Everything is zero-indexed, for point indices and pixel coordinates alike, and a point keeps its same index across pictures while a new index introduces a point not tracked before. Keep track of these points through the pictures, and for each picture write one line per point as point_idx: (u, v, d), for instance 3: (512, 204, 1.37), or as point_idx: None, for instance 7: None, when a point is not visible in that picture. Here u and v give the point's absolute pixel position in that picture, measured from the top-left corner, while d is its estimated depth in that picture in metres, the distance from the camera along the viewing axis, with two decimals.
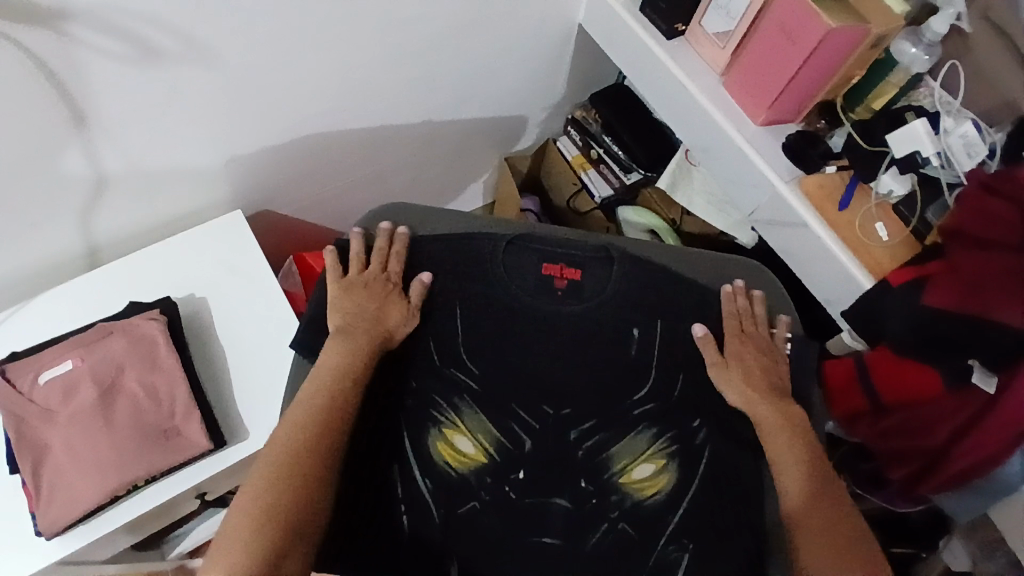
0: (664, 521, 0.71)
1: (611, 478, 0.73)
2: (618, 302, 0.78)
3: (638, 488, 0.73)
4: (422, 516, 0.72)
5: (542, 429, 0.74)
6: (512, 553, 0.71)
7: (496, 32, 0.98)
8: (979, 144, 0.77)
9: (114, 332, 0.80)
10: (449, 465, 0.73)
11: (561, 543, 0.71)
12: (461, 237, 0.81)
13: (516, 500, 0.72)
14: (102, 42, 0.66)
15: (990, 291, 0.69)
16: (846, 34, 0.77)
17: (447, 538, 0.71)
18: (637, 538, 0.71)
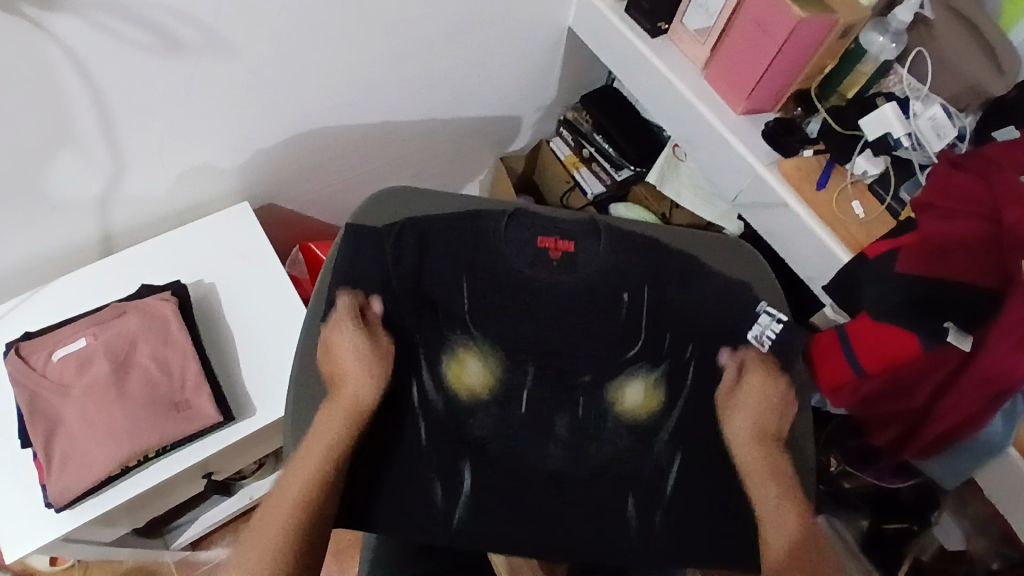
0: (659, 436, 0.77)
1: (608, 403, 0.78)
2: (614, 260, 0.81)
3: (633, 412, 0.77)
4: (434, 438, 0.75)
5: (544, 359, 0.79)
6: (515, 482, 0.75)
7: (490, 35, 1.04)
8: (948, 126, 0.82)
9: (128, 311, 0.85)
10: (459, 391, 0.77)
11: (566, 463, 0.76)
12: (466, 215, 0.82)
13: (518, 429, 0.77)
14: (126, 32, 0.72)
15: (958, 258, 0.73)
16: (816, 24, 0.82)
17: (457, 452, 0.75)
18: (631, 449, 0.77)
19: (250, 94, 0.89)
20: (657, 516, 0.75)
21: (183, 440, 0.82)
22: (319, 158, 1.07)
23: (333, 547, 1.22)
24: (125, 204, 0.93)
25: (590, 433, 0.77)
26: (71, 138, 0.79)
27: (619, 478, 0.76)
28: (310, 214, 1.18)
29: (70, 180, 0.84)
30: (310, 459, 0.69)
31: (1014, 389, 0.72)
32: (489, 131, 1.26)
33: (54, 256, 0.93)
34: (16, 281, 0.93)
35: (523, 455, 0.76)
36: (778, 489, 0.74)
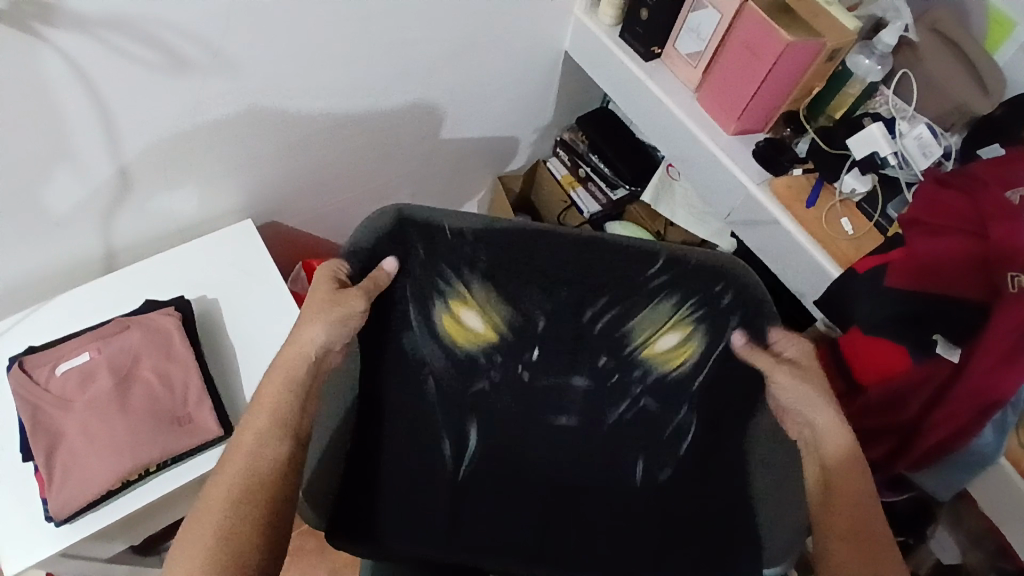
0: (687, 386, 0.77)
1: (634, 351, 0.78)
2: (627, 276, 0.78)
3: (662, 360, 0.77)
4: (447, 391, 0.75)
5: (557, 313, 0.78)
6: (529, 433, 0.76)
7: (488, 57, 1.07)
8: (933, 144, 0.86)
9: (131, 326, 0.86)
10: (456, 341, 0.77)
11: (578, 425, 0.76)
12: (443, 241, 0.77)
13: (529, 391, 0.77)
14: (135, 50, 0.74)
15: (946, 272, 0.76)
16: (803, 48, 0.85)
17: (467, 410, 0.75)
18: (659, 410, 0.77)
19: (255, 112, 0.91)
20: (665, 472, 0.75)
21: (183, 455, 0.83)
22: (321, 176, 1.09)
23: (329, 566, 1.21)
24: (129, 221, 0.95)
25: (604, 438, 0.76)
26: (78, 152, 0.81)
27: (648, 432, 0.76)
28: (311, 231, 1.20)
29: (76, 195, 0.86)
30: (260, 435, 0.65)
31: (1003, 400, 0.73)
32: (487, 151, 1.29)
33: (58, 271, 0.94)
34: (20, 296, 0.94)
35: (523, 455, 0.75)
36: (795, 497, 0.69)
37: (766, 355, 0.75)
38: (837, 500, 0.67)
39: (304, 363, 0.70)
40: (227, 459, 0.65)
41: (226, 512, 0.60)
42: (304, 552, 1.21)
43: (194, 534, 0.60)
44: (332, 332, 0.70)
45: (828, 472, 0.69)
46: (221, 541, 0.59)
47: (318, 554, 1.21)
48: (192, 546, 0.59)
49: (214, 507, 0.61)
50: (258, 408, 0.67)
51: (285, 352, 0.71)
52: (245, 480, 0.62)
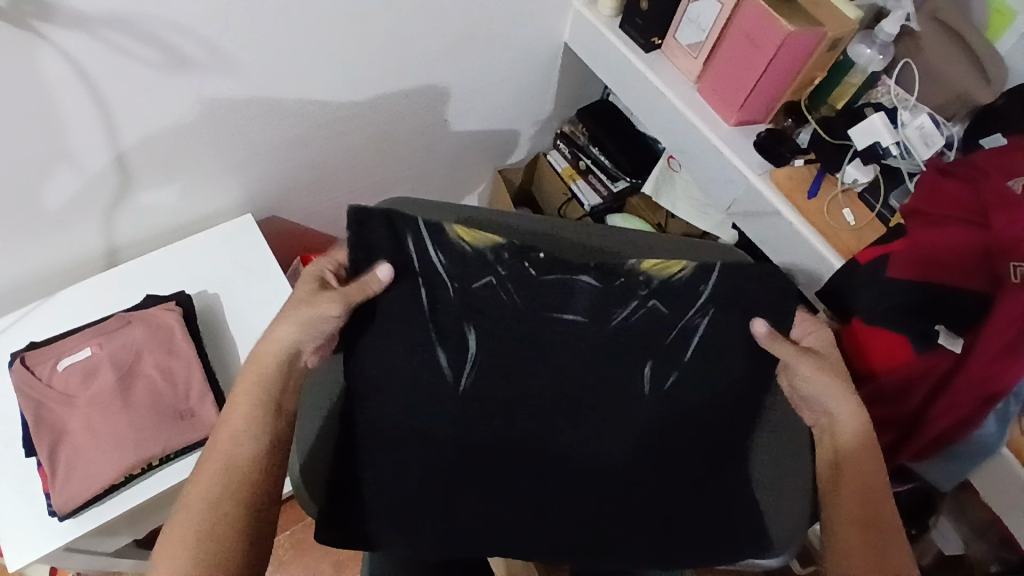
0: (697, 286, 0.69)
1: (631, 265, 0.70)
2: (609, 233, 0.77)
3: (662, 270, 0.69)
4: (440, 293, 0.69)
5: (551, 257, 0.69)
6: (526, 328, 0.69)
7: (488, 50, 1.07)
8: (935, 134, 0.85)
9: (132, 321, 0.86)
10: (462, 240, 0.69)
11: (585, 320, 0.69)
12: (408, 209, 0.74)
13: (536, 284, 0.69)
14: (133, 46, 0.74)
15: (947, 262, 0.76)
16: (804, 37, 0.85)
17: (463, 312, 0.69)
18: (667, 314, 0.69)
19: (256, 107, 0.91)
20: (670, 378, 0.70)
21: (185, 449, 0.83)
22: (322, 171, 1.09)
23: (333, 559, 1.21)
24: (130, 216, 0.95)
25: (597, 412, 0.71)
26: (78, 148, 0.81)
27: (640, 341, 0.70)
28: (312, 226, 1.20)
29: (76, 193, 0.86)
30: (243, 424, 0.65)
31: (1005, 389, 0.73)
32: (488, 143, 1.28)
33: (59, 267, 0.94)
34: (21, 293, 0.94)
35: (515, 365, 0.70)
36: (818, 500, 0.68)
37: (793, 347, 0.67)
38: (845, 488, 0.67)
39: (279, 363, 0.68)
40: (204, 456, 0.64)
41: (203, 511, 0.61)
42: (308, 546, 1.22)
43: (173, 533, 0.60)
44: (297, 331, 0.67)
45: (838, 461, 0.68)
46: (199, 543, 0.59)
47: (322, 547, 1.22)
48: (172, 547, 0.59)
49: (190, 506, 0.61)
50: (232, 406, 0.66)
51: (259, 348, 0.69)
52: (226, 475, 0.62)
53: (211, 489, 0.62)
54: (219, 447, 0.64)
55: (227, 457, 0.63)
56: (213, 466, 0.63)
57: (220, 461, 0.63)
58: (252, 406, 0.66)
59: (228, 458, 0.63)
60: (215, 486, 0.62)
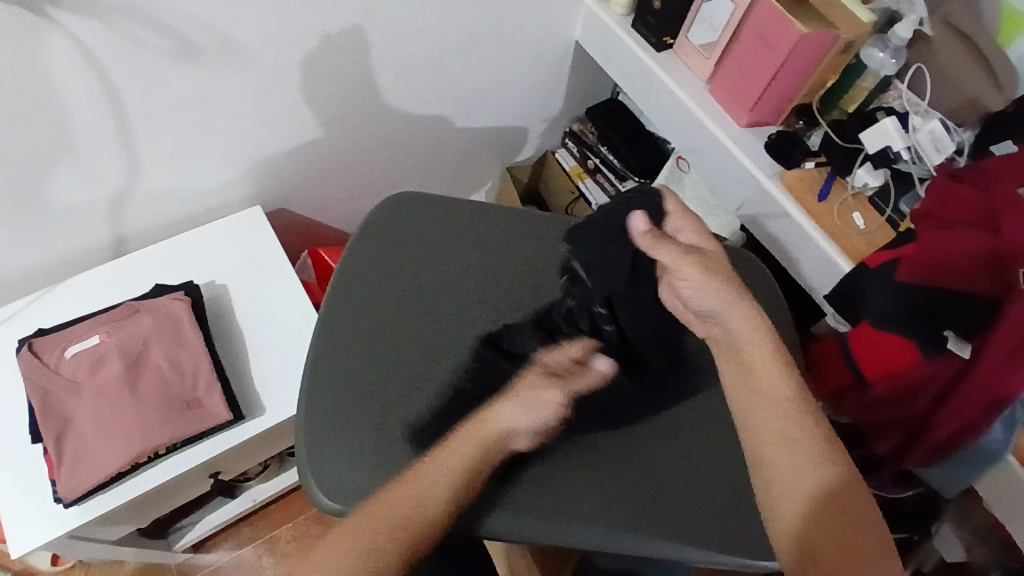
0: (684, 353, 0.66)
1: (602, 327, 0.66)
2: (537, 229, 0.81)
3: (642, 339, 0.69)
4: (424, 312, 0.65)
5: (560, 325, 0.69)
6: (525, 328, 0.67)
7: (498, 45, 1.07)
8: (945, 139, 0.85)
9: (141, 310, 0.86)
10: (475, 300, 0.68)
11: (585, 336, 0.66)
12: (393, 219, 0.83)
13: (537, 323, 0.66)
14: (146, 34, 0.74)
15: (955, 265, 0.75)
16: (817, 39, 0.85)
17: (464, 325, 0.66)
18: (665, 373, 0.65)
19: (266, 97, 0.91)
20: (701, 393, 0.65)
21: (192, 438, 0.83)
22: (331, 163, 1.09)
23: None
24: (140, 206, 0.95)
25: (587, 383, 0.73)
26: (90, 136, 0.81)
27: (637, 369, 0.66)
28: (320, 219, 1.20)
29: (85, 180, 0.86)
30: (455, 475, 0.62)
31: (1011, 396, 0.73)
32: (496, 141, 1.28)
33: (69, 255, 0.95)
34: (29, 281, 0.94)
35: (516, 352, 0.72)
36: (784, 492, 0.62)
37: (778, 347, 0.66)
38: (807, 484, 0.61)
39: (480, 450, 0.64)
40: (360, 517, 0.60)
41: (363, 558, 0.58)
42: (311, 540, 1.21)
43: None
44: (520, 416, 0.64)
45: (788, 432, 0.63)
46: None
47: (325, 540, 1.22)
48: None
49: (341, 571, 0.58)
50: (420, 474, 0.63)
51: (467, 430, 0.65)
52: (406, 525, 0.60)
53: (379, 538, 0.59)
54: (415, 490, 0.61)
55: (409, 502, 0.61)
56: (372, 536, 0.59)
57: (409, 509, 0.61)
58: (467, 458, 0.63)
59: (395, 532, 0.60)
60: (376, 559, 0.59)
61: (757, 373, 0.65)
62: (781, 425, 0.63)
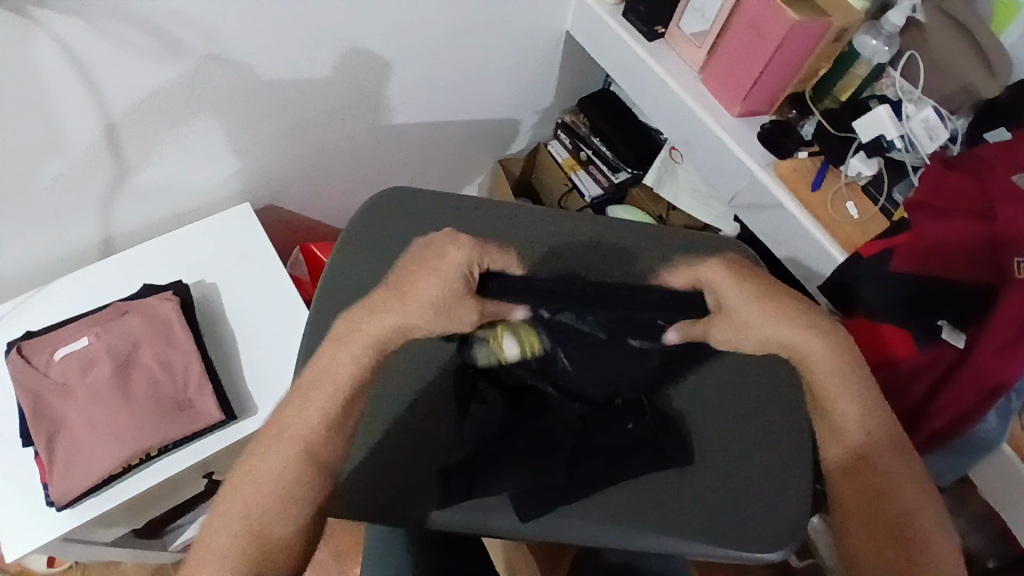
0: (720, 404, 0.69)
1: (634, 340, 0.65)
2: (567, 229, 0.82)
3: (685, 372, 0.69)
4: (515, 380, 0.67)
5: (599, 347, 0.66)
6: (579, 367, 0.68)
7: (489, 37, 1.05)
8: (939, 127, 0.85)
9: (130, 311, 0.85)
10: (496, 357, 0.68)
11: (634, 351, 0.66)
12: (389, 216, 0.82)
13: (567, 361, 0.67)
14: (129, 31, 0.73)
15: (951, 254, 0.75)
16: (810, 27, 0.84)
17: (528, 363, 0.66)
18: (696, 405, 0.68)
19: (255, 94, 0.90)
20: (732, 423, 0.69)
21: (185, 439, 0.83)
22: (321, 158, 1.08)
23: (332, 548, 1.21)
24: (127, 205, 0.94)
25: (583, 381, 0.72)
26: (76, 137, 0.80)
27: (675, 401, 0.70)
28: (311, 215, 1.19)
29: (73, 180, 0.85)
30: (337, 391, 0.61)
31: (1007, 384, 0.74)
32: (488, 133, 1.27)
33: (56, 256, 0.94)
34: (17, 283, 0.93)
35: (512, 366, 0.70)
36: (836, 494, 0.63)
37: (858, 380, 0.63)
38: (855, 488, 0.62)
39: (367, 352, 0.60)
40: (261, 440, 0.61)
41: (260, 487, 0.58)
42: None
43: (217, 517, 0.58)
44: (421, 315, 0.58)
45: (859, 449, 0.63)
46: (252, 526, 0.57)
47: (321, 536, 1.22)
48: (230, 537, 0.56)
49: (244, 492, 0.58)
50: (298, 392, 0.61)
51: (352, 332, 0.61)
52: (297, 449, 0.59)
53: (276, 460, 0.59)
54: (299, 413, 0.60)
55: (290, 417, 0.61)
56: (270, 456, 0.59)
57: (300, 431, 0.60)
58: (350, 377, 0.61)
59: (287, 447, 0.59)
60: (274, 477, 0.58)
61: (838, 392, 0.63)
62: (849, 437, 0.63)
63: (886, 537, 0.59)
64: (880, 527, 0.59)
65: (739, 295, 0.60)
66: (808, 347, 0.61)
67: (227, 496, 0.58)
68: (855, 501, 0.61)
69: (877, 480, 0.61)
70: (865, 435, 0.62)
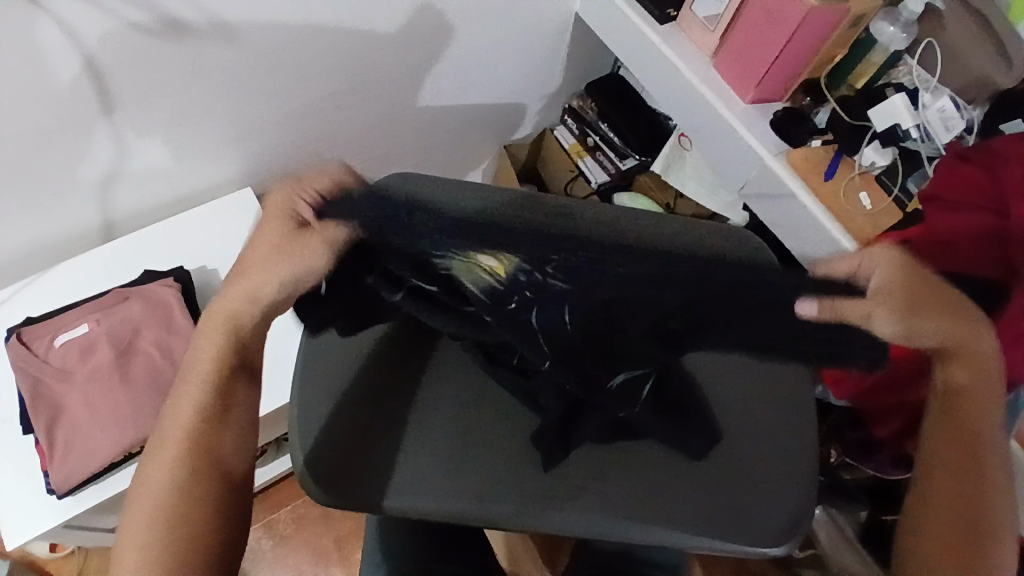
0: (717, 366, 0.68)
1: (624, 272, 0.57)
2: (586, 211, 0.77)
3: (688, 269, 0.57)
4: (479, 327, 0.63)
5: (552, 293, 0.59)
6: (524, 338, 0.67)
7: (496, 19, 1.03)
8: (955, 117, 0.83)
9: (130, 297, 0.84)
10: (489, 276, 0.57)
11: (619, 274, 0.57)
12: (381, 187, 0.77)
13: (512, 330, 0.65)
14: (129, 12, 0.71)
15: (961, 250, 0.73)
16: (828, 12, 0.82)
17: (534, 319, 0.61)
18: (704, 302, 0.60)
19: (256, 77, 0.88)
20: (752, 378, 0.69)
21: None
22: (323, 142, 1.06)
23: (334, 534, 1.22)
24: (127, 189, 0.92)
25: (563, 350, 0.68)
26: (74, 121, 0.78)
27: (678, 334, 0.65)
28: None
29: (72, 164, 0.83)
30: (203, 381, 0.62)
31: (1021, 379, 0.74)
32: (493, 118, 1.25)
33: (56, 241, 0.92)
34: (16, 267, 0.92)
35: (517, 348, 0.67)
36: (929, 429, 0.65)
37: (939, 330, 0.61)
38: (941, 433, 0.64)
39: (231, 340, 0.62)
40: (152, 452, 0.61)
41: (164, 493, 0.58)
42: (309, 520, 1.22)
43: (127, 532, 0.57)
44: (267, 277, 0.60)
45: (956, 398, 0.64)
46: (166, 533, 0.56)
47: (323, 522, 1.22)
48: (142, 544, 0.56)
49: (143, 502, 0.58)
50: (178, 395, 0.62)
51: (212, 317, 0.63)
52: (184, 447, 0.59)
53: (170, 464, 0.59)
54: (183, 416, 0.61)
55: (169, 421, 0.61)
56: (160, 463, 0.59)
57: (184, 433, 0.60)
58: (213, 364, 0.62)
59: (177, 448, 0.59)
60: (173, 477, 0.58)
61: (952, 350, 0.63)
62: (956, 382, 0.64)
63: (960, 482, 0.62)
64: (965, 458, 0.63)
65: (904, 282, 0.59)
66: (961, 328, 0.61)
67: (128, 511, 0.58)
68: (951, 427, 0.64)
69: (976, 416, 0.63)
70: (975, 383, 0.63)
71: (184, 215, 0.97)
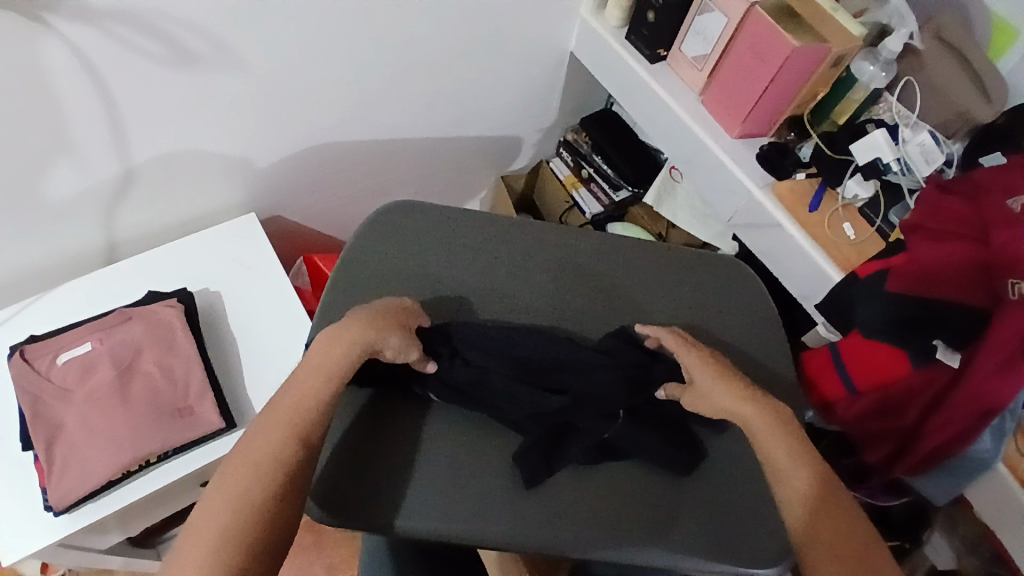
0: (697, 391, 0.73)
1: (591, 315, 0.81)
2: (582, 261, 0.84)
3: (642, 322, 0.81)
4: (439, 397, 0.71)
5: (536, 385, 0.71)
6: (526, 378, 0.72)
7: (494, 55, 1.08)
8: (936, 151, 0.86)
9: (133, 317, 0.86)
10: None
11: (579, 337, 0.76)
12: (397, 218, 0.83)
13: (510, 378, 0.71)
14: (143, 41, 0.74)
15: (947, 278, 0.77)
16: (809, 52, 0.86)
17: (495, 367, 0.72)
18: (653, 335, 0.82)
19: (262, 105, 0.91)
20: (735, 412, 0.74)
21: (184, 446, 0.83)
22: (325, 171, 1.09)
23: (326, 561, 1.21)
24: (133, 212, 0.95)
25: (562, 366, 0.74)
26: (85, 143, 0.81)
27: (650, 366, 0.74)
28: (313, 228, 1.20)
29: (81, 186, 0.86)
30: (307, 395, 0.62)
31: (1001, 406, 0.75)
32: (491, 150, 1.29)
33: (62, 261, 0.94)
34: (21, 287, 0.94)
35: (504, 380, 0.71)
36: (803, 526, 0.61)
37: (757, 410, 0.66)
38: (822, 521, 0.60)
39: (350, 357, 0.64)
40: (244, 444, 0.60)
41: (239, 502, 0.55)
42: (301, 547, 1.21)
43: (200, 517, 0.54)
44: (372, 332, 0.65)
45: (805, 495, 0.62)
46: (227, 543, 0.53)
47: (316, 549, 1.21)
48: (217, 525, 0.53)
49: (227, 486, 0.56)
50: (293, 384, 0.63)
51: (337, 333, 0.65)
52: (273, 458, 0.58)
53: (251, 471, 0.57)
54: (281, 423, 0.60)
55: (263, 423, 0.60)
56: (258, 451, 0.58)
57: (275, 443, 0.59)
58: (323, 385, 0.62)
59: (283, 437, 0.59)
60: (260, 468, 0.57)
61: (772, 445, 0.65)
62: (800, 473, 0.63)
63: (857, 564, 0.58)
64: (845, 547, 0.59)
65: (711, 382, 0.69)
66: (751, 414, 0.66)
67: (200, 509, 0.55)
68: (819, 532, 0.60)
69: (833, 513, 0.61)
70: (811, 474, 0.63)
71: (188, 238, 0.99)
